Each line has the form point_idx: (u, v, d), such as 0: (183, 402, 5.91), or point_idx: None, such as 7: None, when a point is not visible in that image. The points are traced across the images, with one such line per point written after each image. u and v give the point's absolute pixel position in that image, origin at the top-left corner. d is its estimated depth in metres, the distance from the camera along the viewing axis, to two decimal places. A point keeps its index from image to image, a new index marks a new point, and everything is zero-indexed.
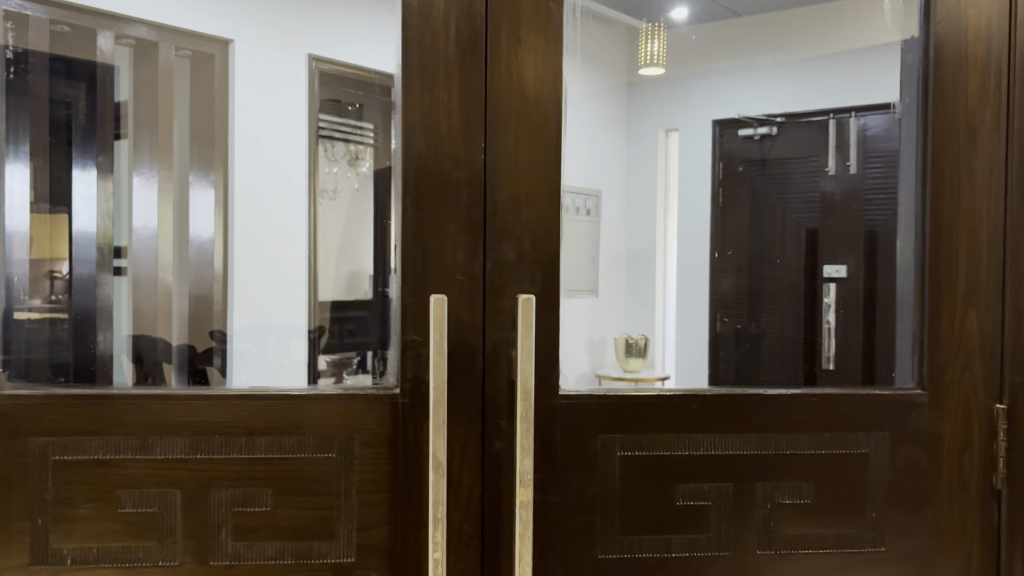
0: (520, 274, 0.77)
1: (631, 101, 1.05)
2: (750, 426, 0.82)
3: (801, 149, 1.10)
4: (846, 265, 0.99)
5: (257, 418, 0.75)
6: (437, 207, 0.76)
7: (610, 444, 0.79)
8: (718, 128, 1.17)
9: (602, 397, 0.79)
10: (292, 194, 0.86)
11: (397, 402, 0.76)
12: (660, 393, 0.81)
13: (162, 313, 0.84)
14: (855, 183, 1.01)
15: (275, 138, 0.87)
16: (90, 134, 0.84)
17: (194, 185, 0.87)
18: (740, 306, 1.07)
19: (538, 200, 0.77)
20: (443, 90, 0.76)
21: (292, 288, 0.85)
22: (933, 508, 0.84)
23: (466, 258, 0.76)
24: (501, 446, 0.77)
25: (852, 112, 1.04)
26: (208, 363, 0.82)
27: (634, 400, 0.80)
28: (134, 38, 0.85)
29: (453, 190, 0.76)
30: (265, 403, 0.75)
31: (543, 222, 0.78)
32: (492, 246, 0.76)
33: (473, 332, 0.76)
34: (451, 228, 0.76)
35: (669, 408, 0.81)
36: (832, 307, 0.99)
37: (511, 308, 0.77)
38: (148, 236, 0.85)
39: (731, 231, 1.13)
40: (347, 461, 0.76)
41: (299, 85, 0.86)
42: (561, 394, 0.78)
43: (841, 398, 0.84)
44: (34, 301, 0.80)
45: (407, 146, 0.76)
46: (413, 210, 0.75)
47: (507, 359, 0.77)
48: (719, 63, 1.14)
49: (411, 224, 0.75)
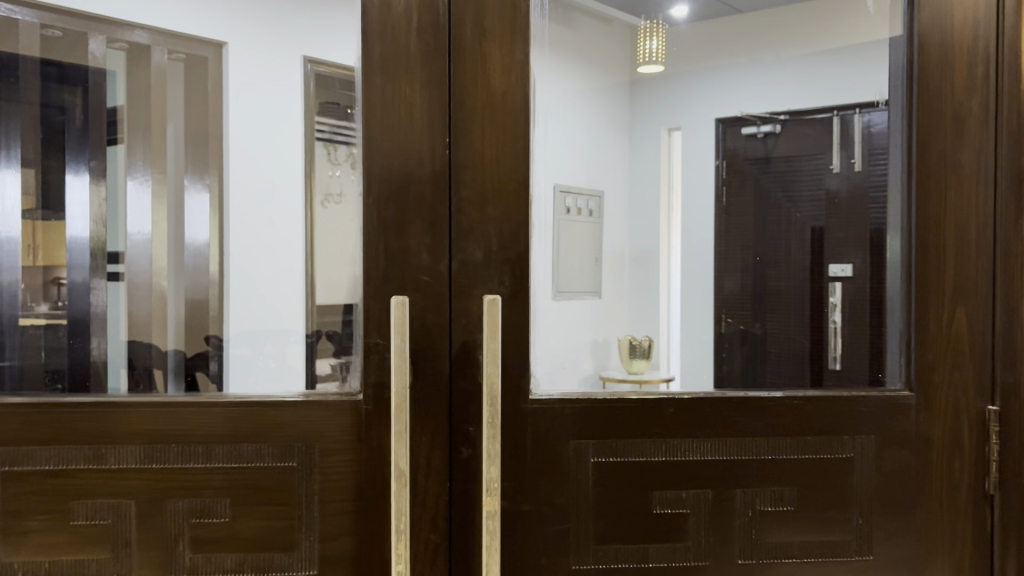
0: (488, 274, 0.76)
1: (634, 102, 1.07)
2: (730, 430, 0.81)
3: (807, 145, 1.09)
4: (852, 263, 0.96)
5: (219, 426, 0.74)
6: (403, 207, 0.75)
7: (583, 450, 0.78)
8: (721, 129, 1.27)
9: (575, 400, 0.78)
10: (287, 194, 0.84)
11: (361, 408, 0.75)
12: (636, 396, 0.79)
13: (157, 316, 0.84)
14: (861, 181, 0.97)
15: (277, 144, 0.85)
16: (84, 141, 0.84)
17: (189, 190, 0.86)
18: (745, 306, 1.08)
19: (506, 197, 0.77)
20: (407, 84, 0.75)
21: (291, 289, 0.82)
22: (920, 513, 0.83)
23: (431, 259, 0.75)
24: (468, 453, 0.76)
25: (857, 107, 0.99)
26: (204, 367, 0.82)
27: (609, 404, 0.78)
28: (127, 41, 0.84)
29: (421, 189, 0.75)
30: (227, 411, 0.75)
31: (512, 220, 0.77)
32: (459, 245, 0.76)
33: (439, 336, 0.75)
34: (415, 228, 0.75)
35: (646, 411, 0.79)
36: (839, 306, 0.97)
37: (479, 310, 0.76)
38: (143, 241, 0.85)
39: (735, 230, 1.15)
40: (309, 470, 0.75)
41: (294, 85, 0.83)
42: (531, 397, 0.77)
43: (823, 401, 0.82)
44: (40, 308, 0.81)
45: (371, 142, 0.75)
46: (378, 211, 0.75)
47: (474, 362, 0.76)
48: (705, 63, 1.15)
49: (375, 226, 0.74)
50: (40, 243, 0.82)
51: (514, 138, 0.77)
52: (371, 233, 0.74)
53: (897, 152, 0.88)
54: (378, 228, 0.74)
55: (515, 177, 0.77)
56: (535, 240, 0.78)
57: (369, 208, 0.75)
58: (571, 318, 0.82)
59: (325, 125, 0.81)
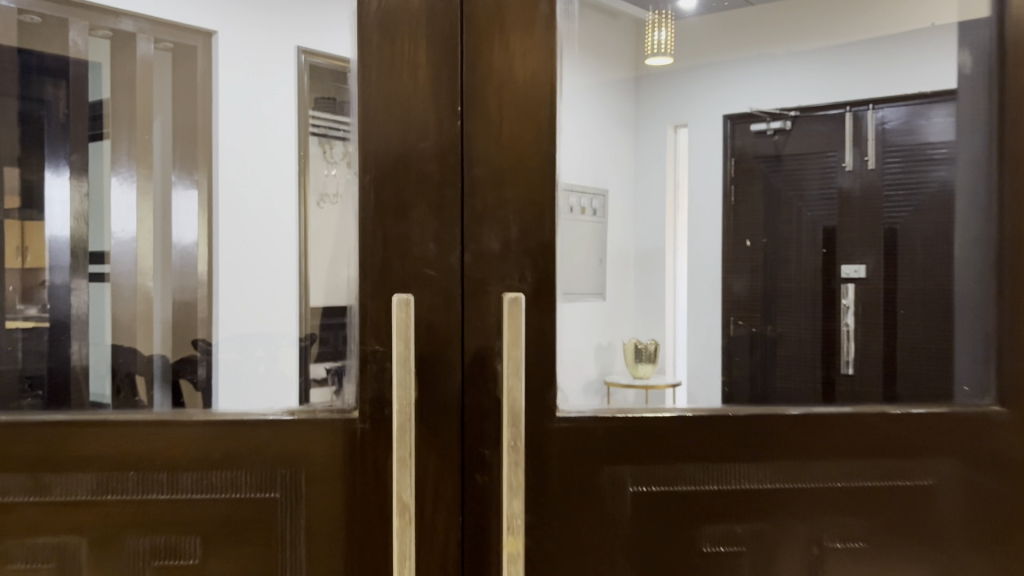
0: (505, 268, 0.71)
1: (640, 105, 0.97)
2: (791, 457, 0.77)
3: (816, 143, 1.11)
4: (866, 265, 0.96)
5: (196, 449, 0.70)
6: (406, 195, 0.70)
7: (622, 480, 0.74)
8: (730, 125, 1.19)
9: (609, 421, 0.74)
10: (279, 189, 0.80)
11: (356, 427, 0.70)
12: (679, 419, 0.75)
13: (142, 319, 0.80)
14: (874, 180, 1.03)
15: (274, 137, 0.80)
16: (63, 136, 0.80)
17: (177, 186, 0.83)
18: (754, 308, 1.10)
19: (529, 184, 0.72)
20: (408, 56, 0.71)
21: (283, 288, 0.78)
22: (1004, 547, 0.79)
23: (438, 252, 0.70)
24: (484, 481, 0.72)
25: (870, 103, 1.05)
26: (192, 373, 0.77)
27: (653, 425, 0.74)
28: (111, 29, 0.81)
29: (424, 167, 0.71)
30: (201, 435, 0.70)
31: (533, 207, 0.71)
32: (472, 237, 0.71)
33: (451, 343, 0.71)
34: (419, 216, 0.70)
35: (689, 431, 0.76)
36: (852, 308, 0.92)
37: (494, 309, 0.71)
38: (127, 241, 0.81)
39: (743, 222, 1.19)
40: (292, 499, 0.71)
41: (289, 76, 0.78)
42: (556, 416, 0.72)
43: (897, 424, 0.79)
44: (30, 310, 0.76)
45: (365, 116, 0.70)
46: (379, 199, 0.70)
47: (488, 372, 0.71)
48: (720, 49, 1.04)
49: (375, 214, 0.70)
50: (29, 245, 0.77)
51: (535, 120, 0.72)
52: (369, 224, 0.70)
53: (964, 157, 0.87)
54: (376, 216, 0.70)
55: (541, 165, 0.72)
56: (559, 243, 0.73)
57: (369, 195, 0.70)
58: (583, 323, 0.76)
59: (322, 116, 0.75)
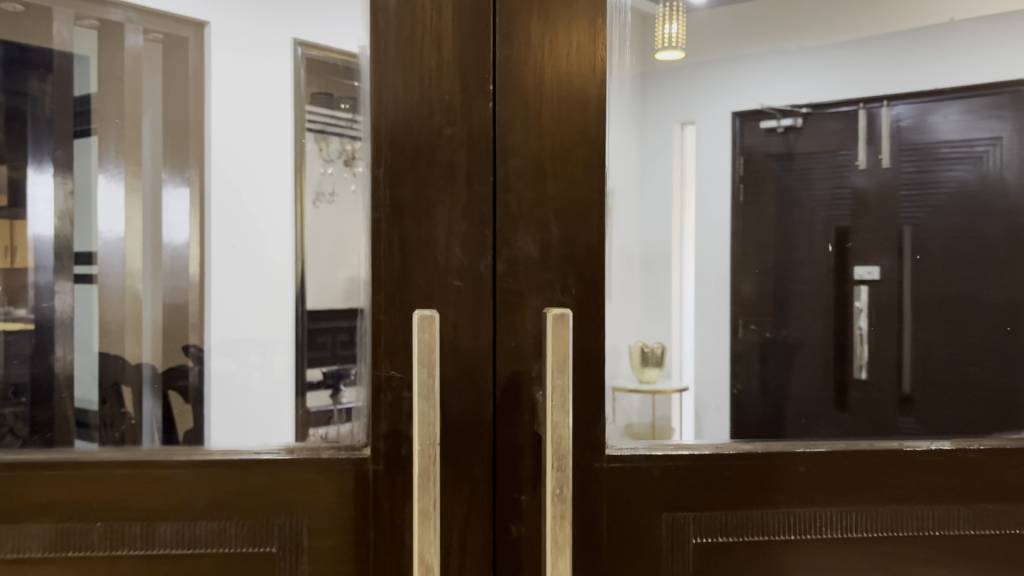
0: (543, 279, 0.64)
1: (645, 107, 0.87)
2: (877, 499, 0.70)
3: (829, 141, 1.02)
4: (880, 267, 0.99)
5: (180, 496, 0.63)
6: (426, 188, 0.63)
7: (682, 524, 0.68)
8: (739, 121, 1.03)
9: (669, 457, 0.67)
10: (269, 186, 0.75)
11: (367, 470, 0.63)
12: (743, 456, 0.69)
13: (130, 323, 0.76)
14: (888, 181, 1.02)
15: (260, 131, 0.75)
16: (46, 130, 0.75)
17: (168, 185, 0.80)
18: (765, 310, 1.00)
19: (578, 184, 0.64)
20: (430, 39, 0.63)
21: (275, 288, 0.73)
22: None
23: (465, 258, 0.63)
24: (520, 533, 0.65)
25: (885, 100, 1.01)
26: (184, 379, 0.74)
27: (714, 463, 0.68)
28: (99, 19, 0.78)
29: (450, 156, 0.63)
30: (185, 479, 0.63)
31: (574, 212, 0.64)
32: (506, 239, 0.63)
33: (481, 366, 0.64)
34: (443, 211, 0.63)
35: (742, 473, 0.69)
36: (865, 311, 0.98)
37: (531, 327, 0.64)
38: (116, 241, 0.78)
39: (755, 224, 1.04)
40: (292, 552, 0.63)
41: (284, 69, 0.73)
42: (609, 456, 0.66)
43: (997, 461, 0.72)
44: (20, 310, 0.71)
45: (380, 107, 0.63)
46: (395, 190, 0.62)
47: (523, 399, 0.64)
48: (743, 46, 0.98)
49: (392, 208, 0.62)
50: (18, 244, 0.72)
51: (583, 102, 0.64)
52: (387, 220, 0.62)
53: None
54: (392, 209, 0.62)
55: (590, 154, 0.64)
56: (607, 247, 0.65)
57: (383, 185, 0.62)
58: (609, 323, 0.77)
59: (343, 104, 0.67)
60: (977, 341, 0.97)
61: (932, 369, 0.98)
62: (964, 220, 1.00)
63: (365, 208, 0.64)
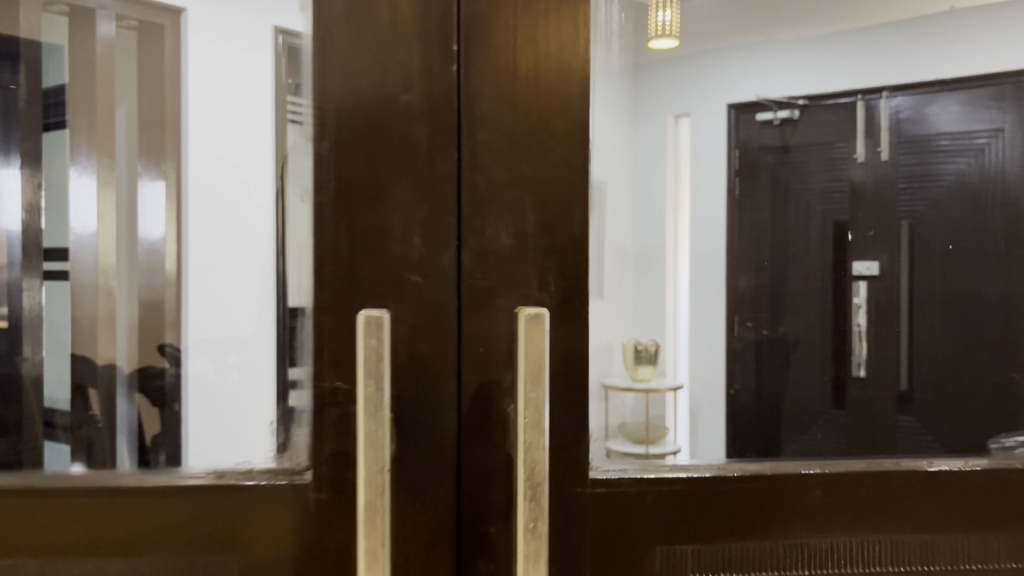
0: (520, 276, 0.62)
1: (638, 101, 0.82)
2: (916, 524, 0.68)
3: (824, 132, 1.04)
4: (878, 262, 0.94)
5: (159, 529, 0.60)
6: (376, 163, 0.60)
7: (682, 558, 0.64)
8: (735, 111, 1.13)
9: (672, 480, 0.64)
10: (250, 176, 0.69)
11: (310, 493, 0.61)
12: (759, 478, 0.66)
13: (103, 321, 0.73)
14: (887, 172, 1.00)
15: (245, 120, 0.70)
16: (11, 117, 0.72)
17: (144, 178, 0.75)
18: (762, 308, 1.06)
19: (561, 183, 0.62)
20: (396, 17, 0.60)
21: (250, 283, 0.68)
22: None
23: (423, 251, 0.60)
24: (493, 531, 0.62)
25: (885, 91, 1.01)
26: (161, 380, 0.70)
27: (722, 487, 0.65)
28: (70, 5, 0.73)
29: (411, 133, 0.60)
30: (163, 510, 0.60)
31: (554, 201, 0.62)
32: (474, 227, 0.61)
33: (447, 369, 0.61)
34: (403, 195, 0.60)
35: (751, 501, 0.66)
36: (864, 307, 0.94)
37: (502, 327, 0.62)
38: (88, 236, 0.74)
39: (751, 219, 1.11)
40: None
41: (264, 60, 0.68)
42: (593, 480, 0.63)
43: None
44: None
45: (324, 90, 0.59)
46: (350, 169, 0.59)
47: (494, 404, 0.62)
48: (730, 39, 0.92)
49: (349, 189, 0.59)
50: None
51: (564, 84, 0.63)
52: (346, 201, 0.59)
53: None
54: (345, 190, 0.59)
55: None
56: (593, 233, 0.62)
57: (336, 166, 0.59)
58: (609, 314, 0.77)
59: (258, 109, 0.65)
60: (984, 343, 0.91)
61: (933, 367, 0.94)
62: (964, 210, 0.94)
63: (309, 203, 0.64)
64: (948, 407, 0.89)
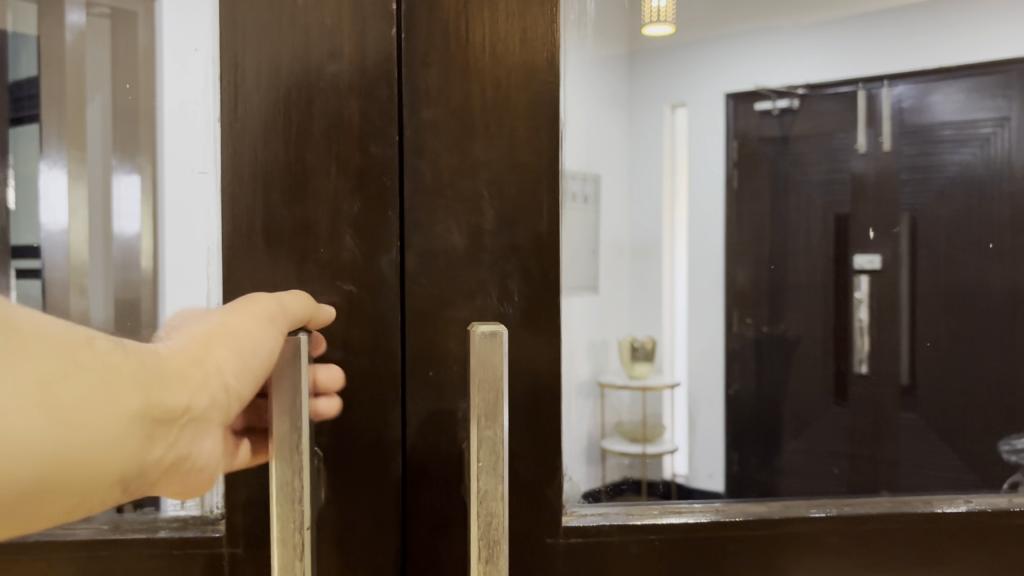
0: (482, 269, 0.33)
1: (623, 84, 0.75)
2: None
3: (825, 124, 1.06)
4: (881, 256, 0.95)
5: (220, 358, 0.26)
6: (301, 135, 0.32)
7: None
8: (732, 103, 1.17)
9: (649, 528, 0.34)
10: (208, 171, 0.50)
11: None
12: (783, 520, 0.36)
13: None
14: (888, 162, 1.00)
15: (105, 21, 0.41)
16: None
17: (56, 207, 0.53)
18: (761, 303, 1.11)
19: (542, 93, 0.34)
20: None
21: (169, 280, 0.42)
22: None
23: (351, 247, 0.32)
24: None
25: (886, 79, 1.01)
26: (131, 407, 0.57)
27: (737, 534, 0.35)
28: None
29: (319, 75, 0.32)
30: (219, 323, 0.27)
31: (522, 146, 0.33)
32: (422, 215, 0.33)
33: (363, 440, 0.33)
34: (312, 154, 0.32)
35: (805, 565, 0.36)
36: (866, 302, 0.95)
37: (458, 352, 0.33)
38: None
39: (748, 216, 1.13)
40: None
41: None
42: (559, 536, 0.34)
43: None
44: None
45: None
46: (265, 198, 0.32)
47: (448, 498, 0.33)
48: (715, 31, 0.85)
49: (261, 233, 0.32)
50: None
51: (526, 55, 0.34)
52: (257, 246, 0.32)
53: (1009, 191, 0.69)
54: (251, 234, 0.32)
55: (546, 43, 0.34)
56: (575, 245, 0.42)
57: (229, 188, 0.32)
58: (606, 315, 0.74)
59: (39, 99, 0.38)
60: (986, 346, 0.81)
61: (935, 364, 0.83)
62: (966, 201, 0.80)
63: (159, 174, 0.37)
64: (942, 392, 0.80)
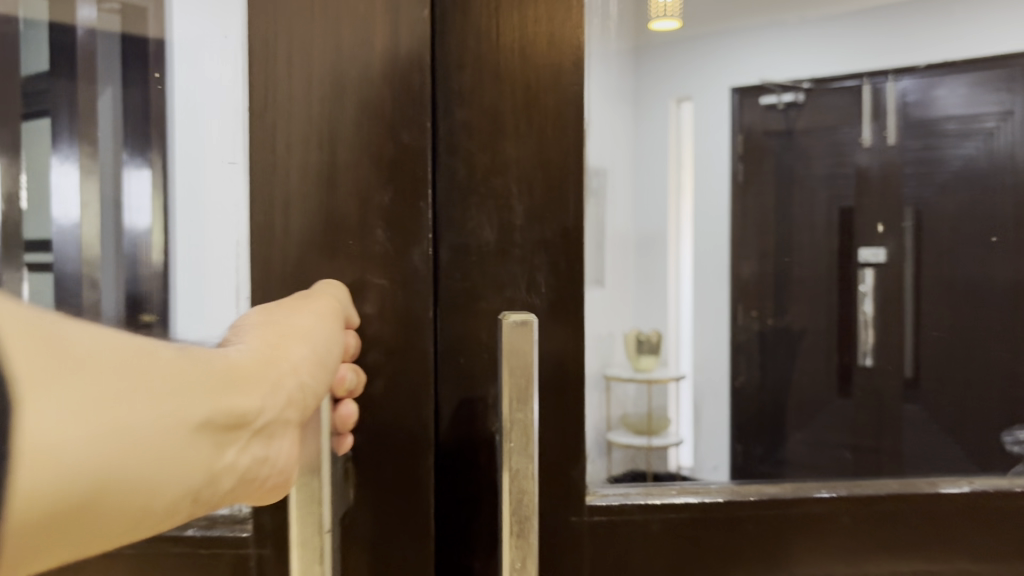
0: (510, 262, 0.34)
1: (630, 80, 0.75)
2: None
3: (830, 117, 1.06)
4: (887, 249, 0.97)
5: (294, 356, 0.28)
6: (336, 132, 0.32)
7: None
8: (738, 96, 1.19)
9: (669, 508, 0.35)
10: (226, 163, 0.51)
11: None
12: (800, 500, 0.36)
13: None
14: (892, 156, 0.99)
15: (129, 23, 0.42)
16: None
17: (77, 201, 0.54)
18: (765, 297, 1.12)
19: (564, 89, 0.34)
20: None
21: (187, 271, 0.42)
22: None
23: (383, 242, 0.33)
24: None
25: (890, 74, 0.99)
26: None
27: (754, 512, 0.36)
28: None
29: (351, 71, 0.32)
30: (285, 321, 0.29)
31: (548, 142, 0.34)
32: (452, 210, 0.34)
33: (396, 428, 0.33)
34: (343, 149, 0.32)
35: (819, 547, 0.36)
36: (869, 295, 0.96)
37: (487, 343, 0.34)
38: None
39: (754, 209, 1.17)
40: None
41: None
42: (583, 516, 0.34)
43: None
44: None
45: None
46: (296, 192, 0.32)
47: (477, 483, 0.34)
48: (722, 26, 0.85)
49: (293, 228, 0.32)
50: None
51: (555, 56, 0.34)
52: (288, 242, 0.32)
53: (1008, 185, 0.70)
54: (284, 228, 0.32)
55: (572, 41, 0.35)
56: None
57: (261, 182, 0.32)
58: (611, 309, 0.74)
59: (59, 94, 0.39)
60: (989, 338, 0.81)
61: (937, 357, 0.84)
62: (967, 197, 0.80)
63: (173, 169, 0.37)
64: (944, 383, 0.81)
